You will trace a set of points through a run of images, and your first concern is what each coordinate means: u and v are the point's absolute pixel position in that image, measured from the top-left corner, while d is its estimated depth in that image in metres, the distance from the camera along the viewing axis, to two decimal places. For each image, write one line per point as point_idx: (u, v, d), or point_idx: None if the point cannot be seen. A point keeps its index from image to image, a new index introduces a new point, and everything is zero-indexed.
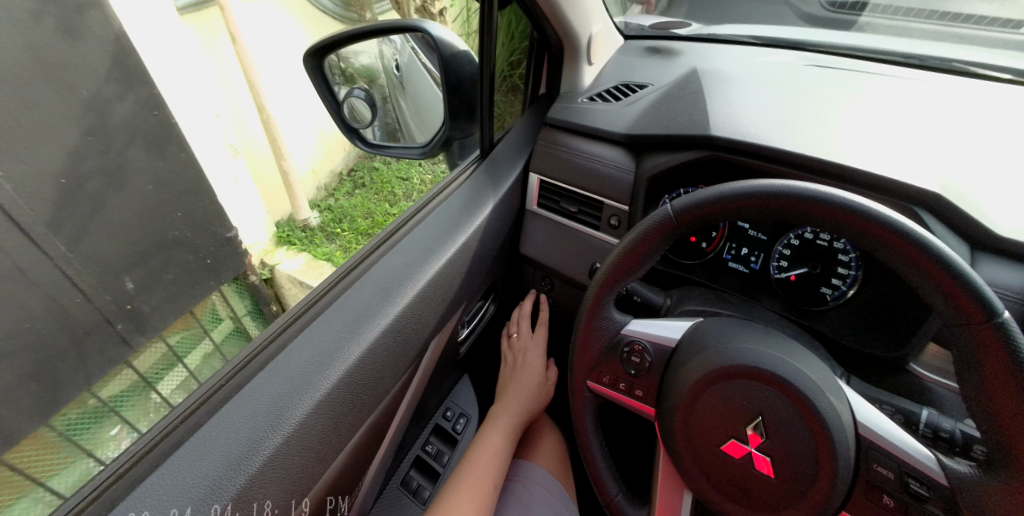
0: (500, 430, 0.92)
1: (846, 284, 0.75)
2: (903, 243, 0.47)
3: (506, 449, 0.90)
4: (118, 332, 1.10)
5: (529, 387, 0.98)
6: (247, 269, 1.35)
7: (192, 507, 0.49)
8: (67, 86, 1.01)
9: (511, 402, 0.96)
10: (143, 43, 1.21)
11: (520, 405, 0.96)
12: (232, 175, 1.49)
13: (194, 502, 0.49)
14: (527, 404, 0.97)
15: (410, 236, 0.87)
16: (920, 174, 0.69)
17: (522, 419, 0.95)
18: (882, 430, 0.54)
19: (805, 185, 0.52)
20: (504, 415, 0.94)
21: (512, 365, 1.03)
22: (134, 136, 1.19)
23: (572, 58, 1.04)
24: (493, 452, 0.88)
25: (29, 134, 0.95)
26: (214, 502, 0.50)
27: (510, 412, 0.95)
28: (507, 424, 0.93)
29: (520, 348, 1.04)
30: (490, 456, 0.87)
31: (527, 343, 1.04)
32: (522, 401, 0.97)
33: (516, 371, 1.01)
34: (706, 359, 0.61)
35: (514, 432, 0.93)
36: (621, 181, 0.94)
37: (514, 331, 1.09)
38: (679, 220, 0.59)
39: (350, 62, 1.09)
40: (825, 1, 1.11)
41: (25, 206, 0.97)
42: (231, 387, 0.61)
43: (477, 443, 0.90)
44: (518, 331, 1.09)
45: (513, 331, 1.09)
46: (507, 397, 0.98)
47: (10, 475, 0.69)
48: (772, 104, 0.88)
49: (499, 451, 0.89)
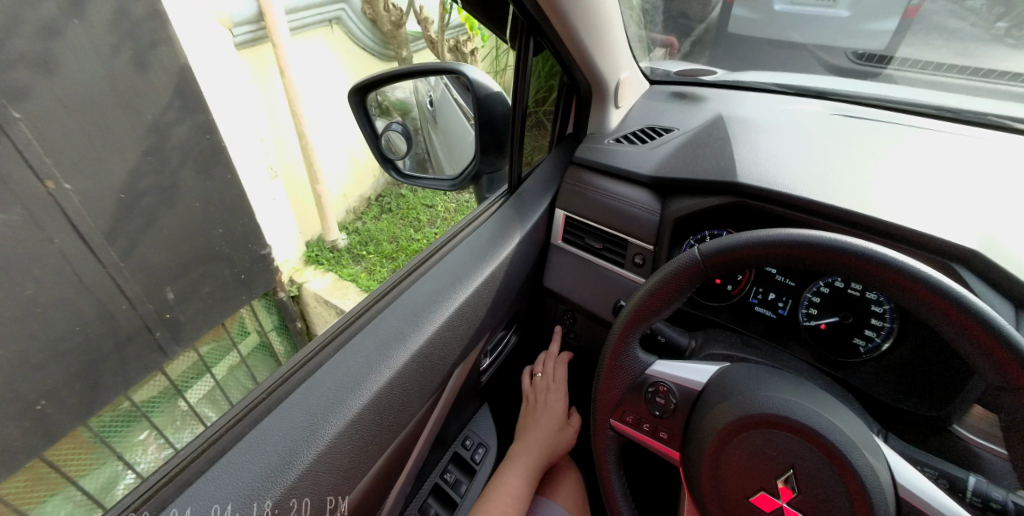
0: (517, 469, 0.91)
1: (880, 336, 0.74)
2: (938, 299, 0.47)
3: (524, 493, 0.89)
4: (155, 338, 1.24)
5: (549, 429, 0.97)
6: (277, 287, 1.54)
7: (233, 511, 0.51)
8: (134, 111, 1.16)
9: (531, 443, 0.95)
10: (205, 73, 1.31)
11: (541, 447, 0.95)
12: (270, 196, 1.59)
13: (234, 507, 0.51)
14: (548, 445, 0.96)
15: (441, 263, 0.90)
16: (956, 229, 0.68)
17: (541, 462, 0.94)
18: (923, 493, 0.52)
19: (835, 236, 0.52)
20: (524, 455, 0.93)
21: (532, 403, 1.03)
22: (187, 157, 1.33)
23: (600, 101, 1.08)
24: (512, 496, 0.87)
25: (97, 152, 1.08)
26: (215, 503, 0.51)
27: (529, 451, 0.94)
28: (525, 464, 0.92)
29: (541, 388, 1.04)
30: (507, 499, 0.87)
31: (549, 383, 1.05)
32: (543, 443, 0.95)
33: (537, 412, 1.01)
34: (735, 406, 0.60)
35: (531, 474, 0.92)
36: (646, 222, 0.95)
37: (539, 371, 1.09)
38: (707, 263, 0.60)
39: (387, 96, 1.16)
40: (852, 54, 1.12)
41: (88, 216, 1.09)
42: (270, 401, 0.63)
43: (494, 483, 0.90)
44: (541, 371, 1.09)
45: (537, 370, 1.10)
46: (528, 437, 0.96)
47: (50, 469, 0.84)
48: (798, 152, 0.89)
49: (518, 496, 0.88)
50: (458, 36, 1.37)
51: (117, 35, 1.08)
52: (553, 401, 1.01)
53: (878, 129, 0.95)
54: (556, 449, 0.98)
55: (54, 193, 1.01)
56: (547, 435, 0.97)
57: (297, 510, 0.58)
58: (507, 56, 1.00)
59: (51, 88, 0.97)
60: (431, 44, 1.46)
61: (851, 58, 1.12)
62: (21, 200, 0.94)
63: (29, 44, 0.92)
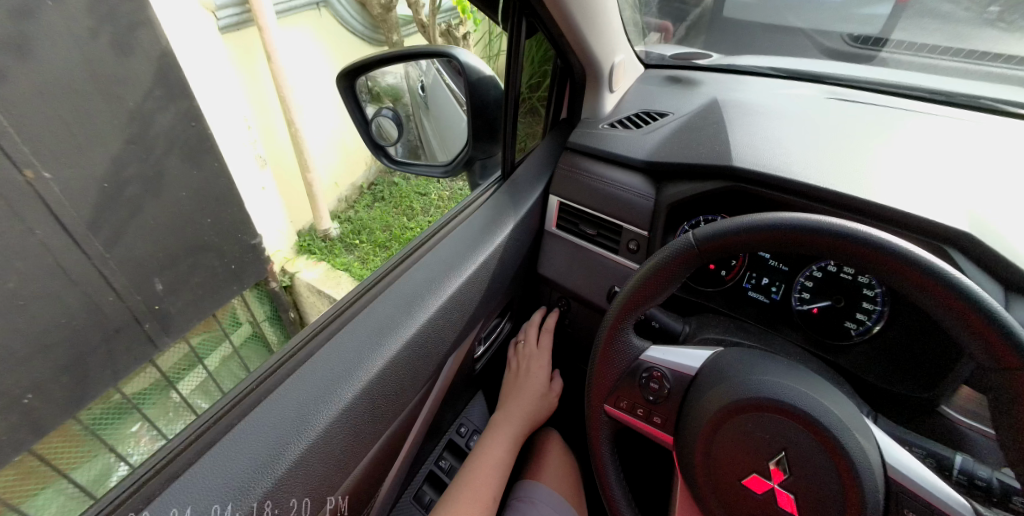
0: (500, 436, 0.93)
1: (871, 319, 0.75)
2: (929, 281, 0.47)
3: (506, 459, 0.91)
4: (145, 332, 1.22)
5: (530, 397, 1.01)
6: (269, 277, 1.55)
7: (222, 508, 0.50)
8: (115, 97, 1.12)
9: (512, 410, 0.98)
10: (187, 58, 1.29)
11: (522, 415, 0.98)
12: (260, 185, 1.58)
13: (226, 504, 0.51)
14: (529, 413, 0.99)
15: (433, 252, 0.89)
16: (948, 211, 0.69)
17: (524, 428, 0.97)
18: (912, 473, 0.52)
19: (828, 220, 0.52)
20: (507, 426, 0.96)
21: (516, 371, 1.06)
22: (172, 144, 1.29)
23: (594, 86, 1.06)
24: (493, 466, 0.88)
25: (78, 141, 1.06)
26: (215, 501, 0.50)
27: (511, 421, 0.97)
28: (510, 433, 0.95)
29: (525, 354, 1.07)
30: (490, 467, 0.88)
31: (533, 351, 1.08)
32: (524, 411, 0.99)
33: (520, 379, 1.04)
34: (728, 391, 0.60)
35: (516, 439, 0.95)
36: (640, 207, 0.95)
37: (522, 338, 1.12)
38: (700, 249, 0.59)
39: (377, 82, 1.11)
40: (847, 36, 1.11)
41: (70, 205, 1.07)
42: (261, 391, 0.63)
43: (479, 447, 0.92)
44: (524, 338, 1.12)
45: (521, 338, 1.12)
46: (510, 406, 0.99)
47: (36, 467, 0.87)
48: (793, 136, 0.89)
49: (502, 462, 0.90)
50: (450, 21, 1.37)
51: (95, 18, 1.05)
52: (536, 368, 1.05)
53: (874, 113, 0.94)
54: (535, 418, 1.01)
55: (34, 184, 0.97)
56: (530, 404, 1.00)
57: (297, 511, 0.59)
58: (500, 41, 0.98)
59: (26, 72, 0.94)
60: (422, 28, 1.42)
61: (847, 41, 1.11)
62: (4, 192, 0.92)
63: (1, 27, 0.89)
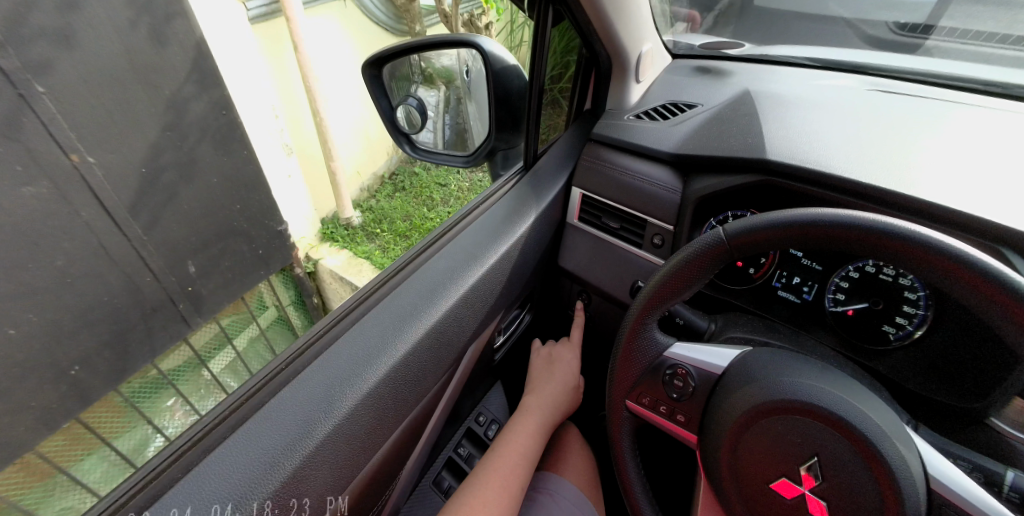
0: (529, 425, 0.91)
1: (913, 324, 0.71)
2: (986, 284, 0.44)
3: (534, 449, 0.89)
4: (180, 311, 1.29)
5: (555, 389, 1.00)
6: (294, 263, 1.56)
7: (232, 504, 0.50)
8: (152, 86, 1.14)
9: (537, 395, 0.98)
10: (219, 47, 1.32)
11: (551, 406, 0.97)
12: (286, 173, 1.61)
13: (234, 500, 0.50)
14: (558, 403, 0.98)
15: (456, 241, 0.88)
16: (1009, 211, 0.64)
17: (551, 421, 0.95)
18: (958, 486, 0.50)
19: (872, 216, 0.49)
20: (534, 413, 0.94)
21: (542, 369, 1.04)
22: (205, 133, 1.32)
23: (620, 75, 1.03)
24: (520, 453, 0.87)
25: (119, 126, 1.09)
26: (215, 501, 0.49)
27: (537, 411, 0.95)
28: (534, 424, 0.92)
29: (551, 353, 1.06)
30: (515, 455, 0.86)
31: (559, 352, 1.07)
32: (552, 401, 0.97)
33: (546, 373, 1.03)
34: (756, 393, 0.59)
35: (540, 430, 0.92)
36: (666, 201, 0.92)
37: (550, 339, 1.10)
38: (731, 243, 0.57)
39: (431, 62, 1.06)
40: (892, 23, 1.04)
41: (109, 188, 1.11)
42: (290, 371, 0.64)
43: (505, 438, 0.89)
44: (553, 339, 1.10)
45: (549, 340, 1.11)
46: (534, 393, 0.98)
47: (83, 433, 0.92)
48: (829, 130, 0.85)
49: (528, 453, 0.88)
50: (473, 10, 1.35)
51: (135, 9, 1.06)
52: (562, 369, 1.03)
53: (922, 106, 0.89)
54: (562, 414, 0.99)
55: (79, 167, 1.02)
56: (557, 399, 0.99)
57: (297, 511, 0.57)
58: (523, 31, 0.97)
59: (72, 61, 0.96)
60: (443, 18, 1.39)
61: (892, 29, 1.05)
62: (49, 173, 0.96)
63: (50, 18, 0.90)
